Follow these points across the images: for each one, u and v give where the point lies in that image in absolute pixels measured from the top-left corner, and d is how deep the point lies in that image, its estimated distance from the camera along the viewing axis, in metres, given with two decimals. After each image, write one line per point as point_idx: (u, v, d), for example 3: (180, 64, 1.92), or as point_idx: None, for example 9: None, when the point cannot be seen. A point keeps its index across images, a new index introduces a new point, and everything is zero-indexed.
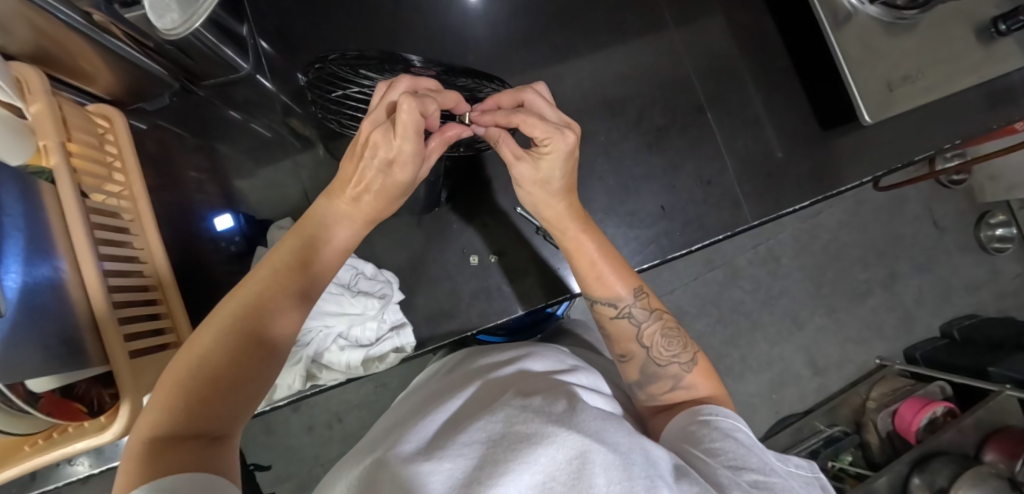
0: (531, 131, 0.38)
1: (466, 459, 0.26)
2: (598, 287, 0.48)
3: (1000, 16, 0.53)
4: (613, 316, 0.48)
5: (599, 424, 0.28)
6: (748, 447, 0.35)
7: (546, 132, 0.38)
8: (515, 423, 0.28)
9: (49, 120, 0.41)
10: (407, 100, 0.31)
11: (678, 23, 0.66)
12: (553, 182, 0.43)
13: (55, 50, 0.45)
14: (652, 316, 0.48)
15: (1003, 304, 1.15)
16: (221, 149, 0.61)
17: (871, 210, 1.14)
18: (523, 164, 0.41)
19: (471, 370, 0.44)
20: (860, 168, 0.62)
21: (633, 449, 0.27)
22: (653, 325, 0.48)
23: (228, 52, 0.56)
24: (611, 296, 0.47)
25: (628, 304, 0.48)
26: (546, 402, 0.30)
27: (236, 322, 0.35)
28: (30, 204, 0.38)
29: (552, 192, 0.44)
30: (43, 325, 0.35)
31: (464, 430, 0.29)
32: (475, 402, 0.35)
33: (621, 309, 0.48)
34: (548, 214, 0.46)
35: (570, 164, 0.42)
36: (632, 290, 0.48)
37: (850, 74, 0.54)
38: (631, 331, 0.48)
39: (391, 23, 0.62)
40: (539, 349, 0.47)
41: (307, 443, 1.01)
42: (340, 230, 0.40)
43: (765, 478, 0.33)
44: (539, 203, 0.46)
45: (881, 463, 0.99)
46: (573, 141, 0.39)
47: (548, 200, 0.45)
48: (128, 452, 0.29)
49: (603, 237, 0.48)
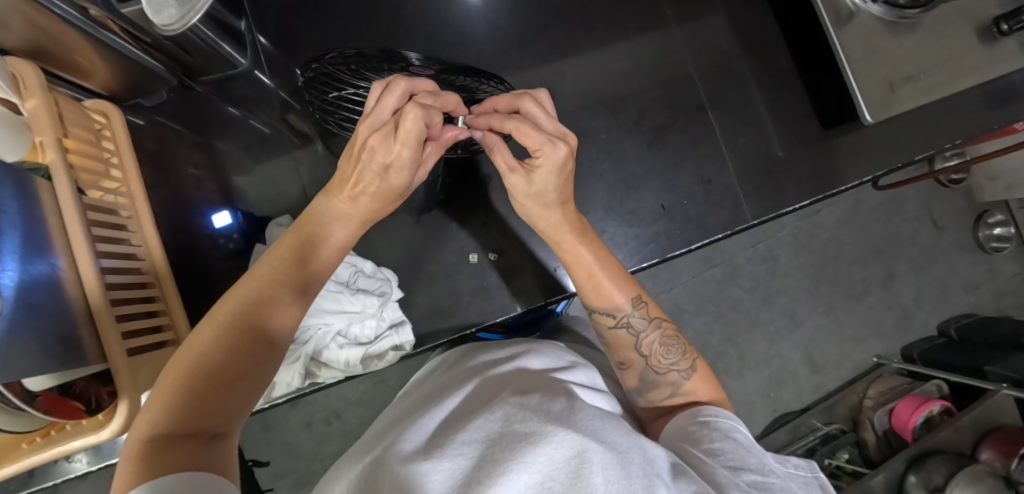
0: (523, 140, 0.37)
1: (465, 459, 0.26)
2: (597, 298, 0.48)
3: (1002, 16, 0.53)
4: (612, 326, 0.48)
5: (597, 423, 0.28)
6: (747, 448, 0.35)
7: (537, 142, 0.37)
8: (514, 422, 0.28)
9: (46, 115, 0.41)
10: (414, 110, 0.31)
11: (679, 21, 0.65)
12: (548, 194, 0.42)
13: (52, 45, 0.45)
14: (651, 324, 0.48)
15: (1000, 304, 1.15)
16: (219, 145, 0.61)
17: (870, 209, 1.14)
18: (516, 176, 0.41)
19: (470, 367, 0.44)
20: (861, 168, 0.62)
21: (631, 448, 0.27)
22: (652, 333, 0.47)
23: (226, 48, 0.55)
24: (610, 307, 0.47)
25: (627, 314, 0.47)
26: (545, 400, 0.30)
27: (235, 320, 0.35)
28: (28, 201, 0.37)
29: (548, 204, 0.44)
30: (41, 323, 0.35)
31: (463, 429, 0.29)
32: (472, 401, 0.35)
33: (620, 319, 0.47)
34: (544, 224, 0.46)
35: (565, 176, 0.41)
36: (632, 299, 0.47)
37: (853, 75, 0.54)
38: (630, 341, 0.47)
39: (390, 19, 0.62)
40: (537, 346, 0.47)
41: (306, 439, 1.01)
42: (338, 229, 0.40)
43: (764, 479, 0.33)
44: (534, 214, 0.46)
45: (877, 460, 1.01)
46: (565, 153, 0.38)
47: (544, 212, 0.45)
48: (127, 451, 0.29)
49: (601, 247, 0.48)
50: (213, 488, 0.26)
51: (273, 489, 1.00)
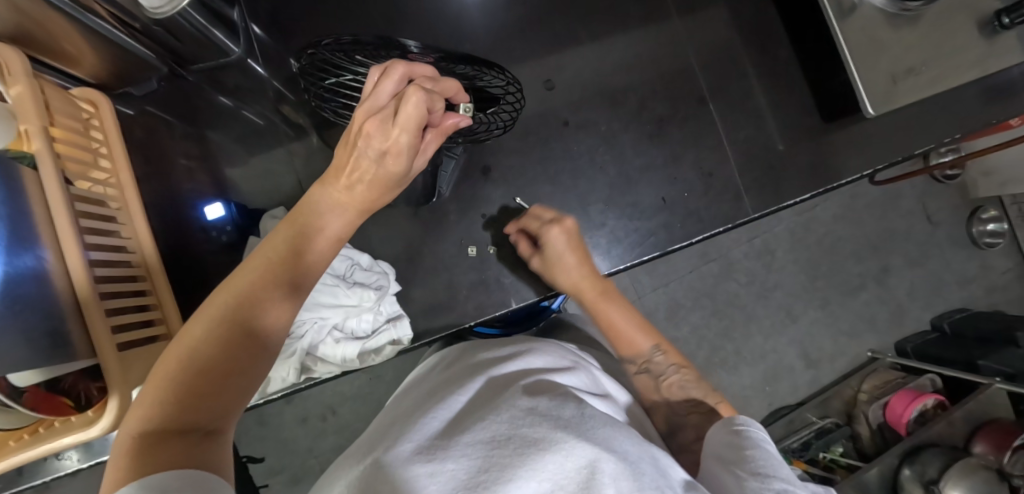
0: (534, 219, 0.56)
1: (470, 460, 0.25)
2: (625, 345, 0.55)
3: (1003, 9, 0.52)
4: (637, 371, 0.54)
5: (608, 432, 0.28)
6: (775, 460, 0.34)
7: (545, 216, 0.56)
8: (521, 427, 0.27)
9: (31, 103, 0.39)
10: (416, 93, 0.30)
11: (680, 13, 0.64)
12: (564, 257, 0.54)
13: (36, 31, 0.43)
14: (670, 368, 0.54)
15: (992, 299, 1.16)
16: (211, 136, 0.60)
17: (866, 204, 1.14)
18: (535, 258, 0.56)
19: (471, 365, 0.43)
20: (861, 161, 0.61)
21: (642, 458, 0.28)
22: (672, 376, 0.53)
23: (218, 35, 0.52)
24: (634, 353, 0.55)
25: (649, 358, 0.54)
26: (553, 405, 0.30)
27: (227, 312, 0.33)
28: (12, 190, 0.36)
29: (567, 267, 0.55)
30: (26, 316, 0.34)
31: (469, 430, 0.28)
32: (477, 401, 0.34)
33: (641, 365, 0.54)
34: (568, 283, 0.55)
35: (573, 247, 0.55)
36: (652, 345, 0.55)
37: (854, 68, 0.54)
38: (654, 383, 0.53)
39: (387, 7, 0.61)
40: (539, 345, 0.46)
41: (300, 435, 1.00)
42: (334, 218, 0.38)
43: (792, 488, 0.31)
44: (557, 278, 0.55)
45: (870, 455, 1.00)
46: (562, 228, 0.55)
47: (567, 278, 0.55)
48: (118, 447, 0.28)
49: (624, 305, 0.57)
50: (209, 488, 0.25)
51: (268, 486, 0.99)
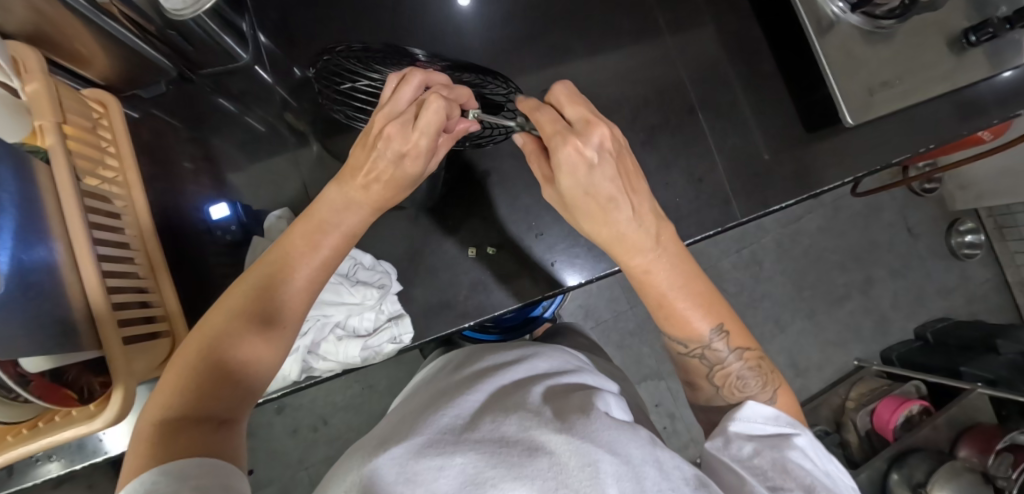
0: (543, 129, 0.39)
1: (479, 455, 0.26)
2: (673, 326, 0.44)
3: (971, 28, 0.55)
4: (684, 353, 0.46)
5: (613, 435, 0.28)
6: (783, 466, 0.32)
7: (552, 127, 0.38)
8: (528, 429, 0.29)
9: (46, 99, 0.40)
10: (437, 101, 0.33)
11: (671, 29, 0.68)
12: (607, 194, 0.39)
13: (53, 32, 0.45)
14: (732, 354, 0.44)
15: (971, 309, 1.20)
16: (215, 141, 0.61)
17: (849, 216, 1.18)
18: (551, 189, 0.44)
19: (478, 369, 0.43)
20: (842, 169, 0.64)
21: (646, 461, 0.28)
22: (731, 363, 0.45)
23: (229, 42, 0.54)
24: (688, 336, 0.44)
25: (704, 345, 0.44)
26: (560, 413, 0.31)
27: (246, 305, 0.35)
28: (26, 183, 0.37)
29: (612, 206, 0.40)
30: (38, 302, 0.35)
31: (479, 431, 0.29)
32: (486, 403, 0.34)
33: (694, 349, 0.45)
34: (606, 235, 0.42)
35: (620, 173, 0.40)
36: (713, 327, 0.44)
37: (834, 79, 0.57)
38: (703, 369, 0.46)
39: (391, 18, 0.63)
40: (544, 350, 0.47)
41: (291, 447, 0.99)
42: (350, 215, 0.39)
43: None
44: (600, 229, 0.42)
45: (860, 461, 1.03)
46: (580, 149, 0.37)
47: (611, 224, 0.41)
48: (139, 432, 0.29)
49: (677, 262, 0.43)
50: (226, 479, 0.27)
51: None
